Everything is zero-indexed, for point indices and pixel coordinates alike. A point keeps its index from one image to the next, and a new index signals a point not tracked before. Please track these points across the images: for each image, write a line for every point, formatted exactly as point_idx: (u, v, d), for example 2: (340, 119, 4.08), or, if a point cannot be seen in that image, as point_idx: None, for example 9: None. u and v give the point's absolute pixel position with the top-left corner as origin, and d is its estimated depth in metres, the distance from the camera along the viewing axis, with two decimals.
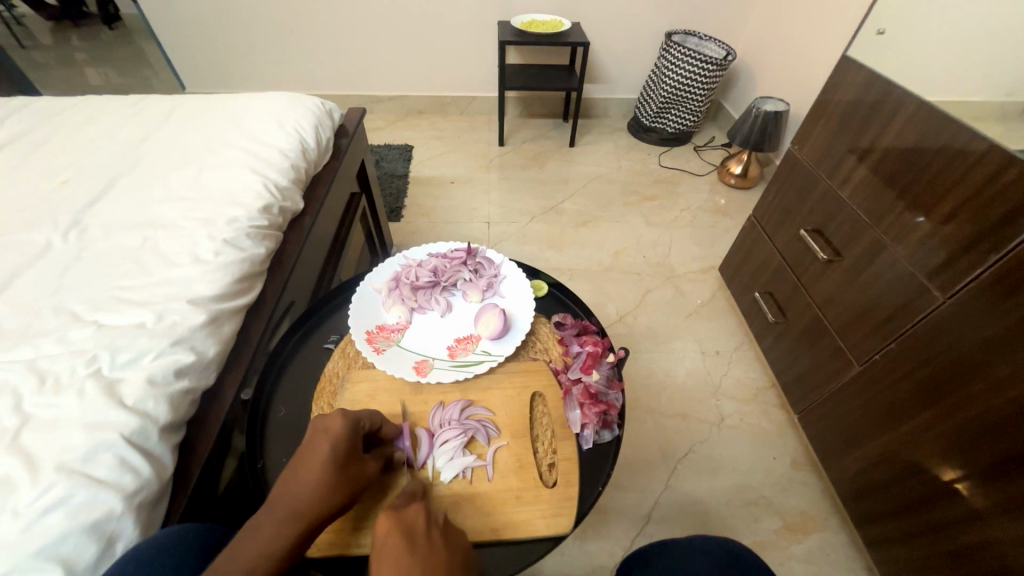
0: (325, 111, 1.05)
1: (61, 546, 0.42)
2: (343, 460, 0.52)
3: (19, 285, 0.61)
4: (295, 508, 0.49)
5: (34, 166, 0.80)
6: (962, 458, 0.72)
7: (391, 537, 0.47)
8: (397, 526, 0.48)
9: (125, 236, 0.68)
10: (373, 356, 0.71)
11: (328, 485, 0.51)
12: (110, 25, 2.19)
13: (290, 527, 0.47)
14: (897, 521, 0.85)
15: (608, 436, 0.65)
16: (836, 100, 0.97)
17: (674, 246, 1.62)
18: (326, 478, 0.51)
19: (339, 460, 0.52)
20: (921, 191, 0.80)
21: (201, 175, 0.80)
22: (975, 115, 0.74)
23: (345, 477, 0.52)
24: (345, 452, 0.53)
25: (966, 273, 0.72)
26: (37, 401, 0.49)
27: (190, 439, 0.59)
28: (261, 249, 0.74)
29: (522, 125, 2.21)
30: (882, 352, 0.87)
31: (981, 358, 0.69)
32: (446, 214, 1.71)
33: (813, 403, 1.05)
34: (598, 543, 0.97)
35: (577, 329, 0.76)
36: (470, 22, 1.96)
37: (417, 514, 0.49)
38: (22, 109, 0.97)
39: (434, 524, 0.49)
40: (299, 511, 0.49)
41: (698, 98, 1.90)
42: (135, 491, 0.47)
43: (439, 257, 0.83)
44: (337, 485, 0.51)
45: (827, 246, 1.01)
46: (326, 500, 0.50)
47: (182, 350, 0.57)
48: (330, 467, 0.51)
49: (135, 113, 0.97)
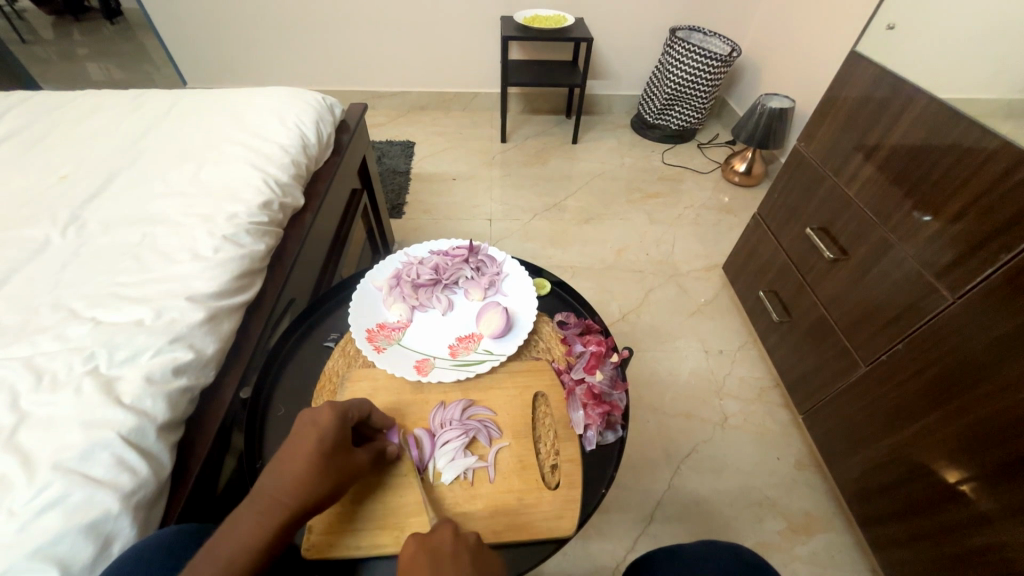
0: (326, 106, 1.04)
1: (57, 547, 0.41)
2: (330, 450, 0.51)
3: (16, 282, 0.60)
4: (280, 498, 0.47)
5: (32, 161, 0.80)
6: (969, 460, 0.71)
7: (414, 558, 0.45)
8: (420, 548, 0.45)
9: (123, 232, 0.68)
10: (373, 354, 0.70)
11: (314, 475, 0.49)
12: (111, 19, 2.17)
13: (274, 517, 0.46)
14: (903, 522, 0.84)
15: (612, 437, 0.65)
16: (844, 96, 0.95)
17: (678, 243, 1.61)
18: (312, 469, 0.49)
19: (326, 451, 0.51)
20: (929, 188, 0.78)
21: (200, 171, 0.79)
22: (986, 112, 0.72)
23: (332, 468, 0.51)
24: (332, 443, 0.52)
25: (975, 273, 0.71)
26: (33, 399, 0.49)
27: (188, 439, 0.58)
28: (261, 246, 0.73)
29: (525, 122, 2.19)
30: (889, 352, 0.85)
31: (990, 360, 0.68)
32: (448, 211, 1.71)
33: (817, 403, 1.04)
34: (601, 544, 0.97)
35: (580, 328, 0.76)
36: (472, 17, 1.95)
37: (443, 535, 0.47)
38: (22, 104, 0.96)
39: (462, 546, 0.46)
40: (284, 502, 0.47)
41: (702, 95, 1.88)
42: (132, 491, 0.47)
43: (440, 255, 0.82)
44: (323, 476, 0.50)
45: (834, 245, 1.00)
46: (312, 490, 0.49)
47: (181, 348, 0.57)
48: (317, 457, 0.50)
49: (135, 108, 0.96)
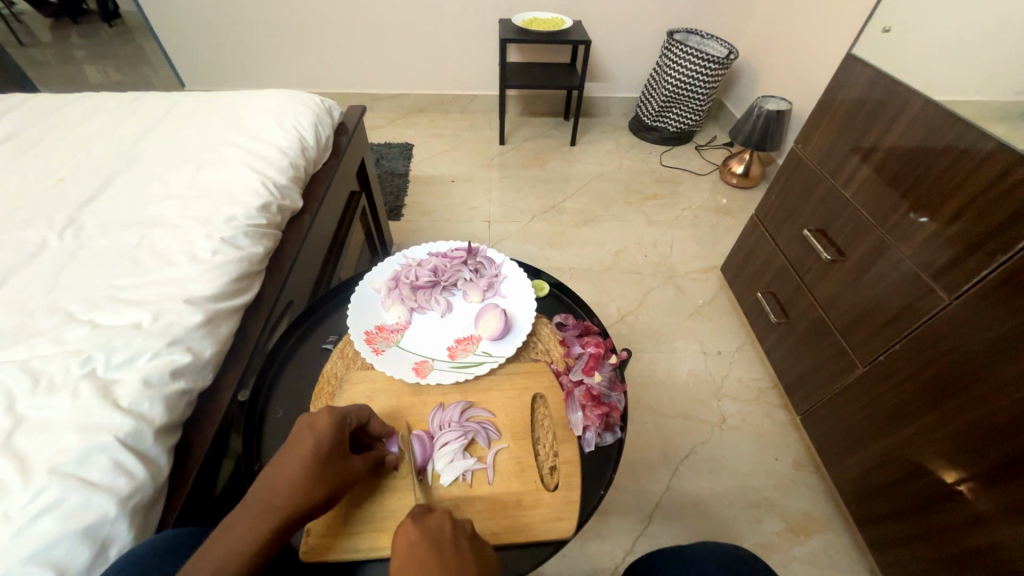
0: (325, 109, 1.04)
1: (53, 551, 0.41)
2: (326, 455, 0.51)
3: (12, 285, 0.60)
4: (274, 502, 0.47)
5: (29, 164, 0.79)
6: (965, 461, 0.71)
7: (416, 547, 0.44)
8: (423, 535, 0.45)
9: (121, 235, 0.68)
10: (372, 356, 0.70)
11: (309, 480, 0.49)
12: (110, 22, 2.18)
13: (268, 521, 0.46)
14: (900, 523, 0.84)
15: (610, 439, 0.65)
16: (841, 98, 0.96)
17: (676, 245, 1.62)
18: (308, 474, 0.49)
19: (322, 456, 0.51)
20: (925, 190, 0.79)
21: (198, 173, 0.79)
22: (980, 114, 0.73)
23: (327, 473, 0.51)
24: (328, 448, 0.52)
25: (972, 274, 0.71)
26: (30, 403, 0.48)
27: (186, 442, 0.58)
28: (259, 248, 0.73)
29: (523, 124, 2.20)
30: (886, 353, 0.86)
31: (986, 361, 0.68)
32: (446, 213, 1.71)
33: (815, 404, 1.04)
34: (599, 545, 0.97)
35: (579, 330, 0.77)
36: (470, 19, 1.95)
37: (443, 524, 0.47)
38: (19, 106, 0.96)
39: (462, 535, 0.47)
40: (278, 506, 0.47)
41: (700, 97, 1.89)
42: (129, 495, 0.46)
43: (439, 257, 0.82)
44: (318, 482, 0.50)
45: (831, 246, 1.00)
46: (306, 495, 0.49)
47: (179, 351, 0.57)
48: (312, 462, 0.50)
49: (133, 110, 0.96)
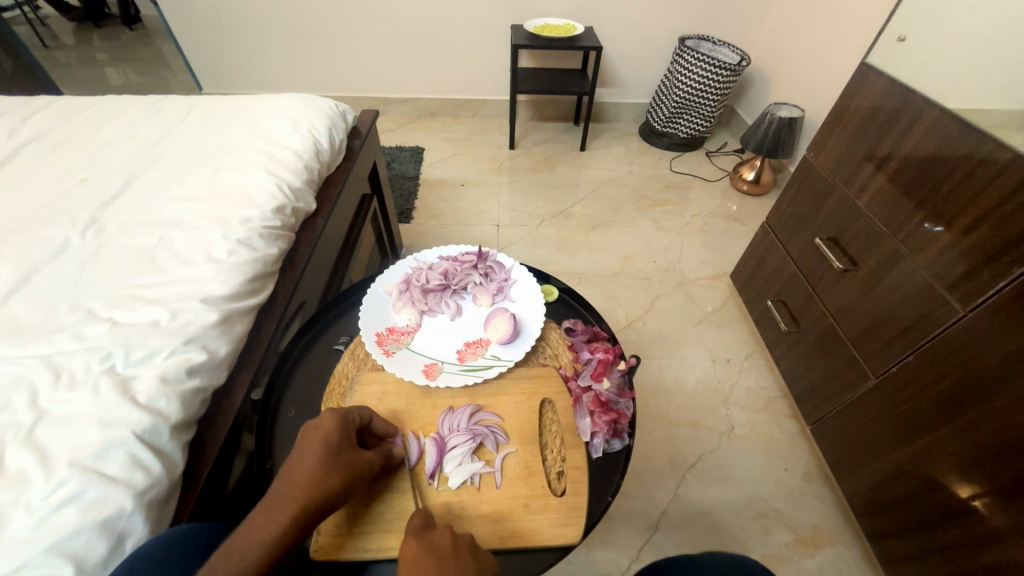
0: (339, 112, 1.06)
1: (71, 543, 0.42)
2: (336, 449, 0.52)
3: (36, 282, 0.61)
4: (290, 492, 0.48)
5: (54, 163, 0.82)
6: (980, 475, 0.70)
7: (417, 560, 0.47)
8: (425, 548, 0.48)
9: (141, 235, 0.69)
10: (383, 357, 0.71)
11: (323, 472, 0.50)
12: (131, 26, 2.40)
13: (284, 512, 0.47)
14: (914, 537, 0.83)
15: (618, 445, 0.66)
16: (855, 106, 0.95)
17: (685, 251, 1.61)
18: (319, 465, 0.50)
19: (332, 448, 0.52)
20: (940, 200, 0.78)
21: (216, 174, 0.81)
22: (998, 123, 0.72)
23: (340, 465, 0.52)
24: (336, 442, 0.53)
25: (989, 286, 0.70)
26: (51, 397, 0.50)
27: (201, 438, 0.59)
28: (273, 249, 0.74)
29: (534, 128, 2.21)
30: (899, 364, 0.85)
31: (1003, 373, 0.67)
32: (456, 217, 1.72)
33: (826, 413, 1.04)
34: (604, 553, 0.96)
35: (588, 336, 0.77)
36: (482, 25, 1.97)
37: (443, 536, 0.49)
38: (45, 107, 0.99)
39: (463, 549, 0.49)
40: (294, 498, 0.48)
41: (711, 104, 1.88)
42: (145, 490, 0.47)
43: (450, 261, 0.82)
44: (334, 472, 0.51)
45: (843, 255, 1.00)
46: (323, 486, 0.50)
47: (195, 349, 0.58)
48: (322, 454, 0.51)
49: (154, 112, 0.98)
